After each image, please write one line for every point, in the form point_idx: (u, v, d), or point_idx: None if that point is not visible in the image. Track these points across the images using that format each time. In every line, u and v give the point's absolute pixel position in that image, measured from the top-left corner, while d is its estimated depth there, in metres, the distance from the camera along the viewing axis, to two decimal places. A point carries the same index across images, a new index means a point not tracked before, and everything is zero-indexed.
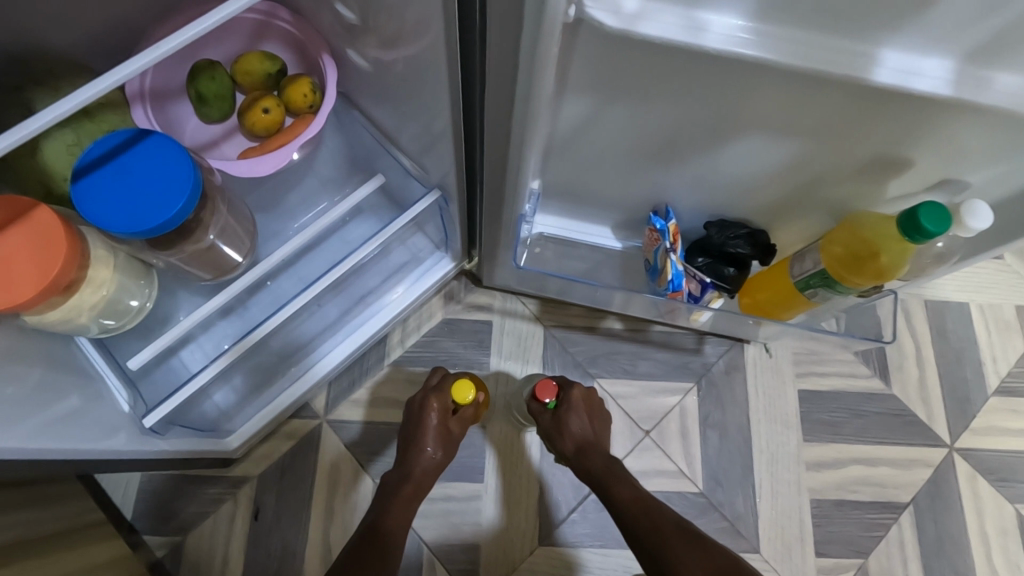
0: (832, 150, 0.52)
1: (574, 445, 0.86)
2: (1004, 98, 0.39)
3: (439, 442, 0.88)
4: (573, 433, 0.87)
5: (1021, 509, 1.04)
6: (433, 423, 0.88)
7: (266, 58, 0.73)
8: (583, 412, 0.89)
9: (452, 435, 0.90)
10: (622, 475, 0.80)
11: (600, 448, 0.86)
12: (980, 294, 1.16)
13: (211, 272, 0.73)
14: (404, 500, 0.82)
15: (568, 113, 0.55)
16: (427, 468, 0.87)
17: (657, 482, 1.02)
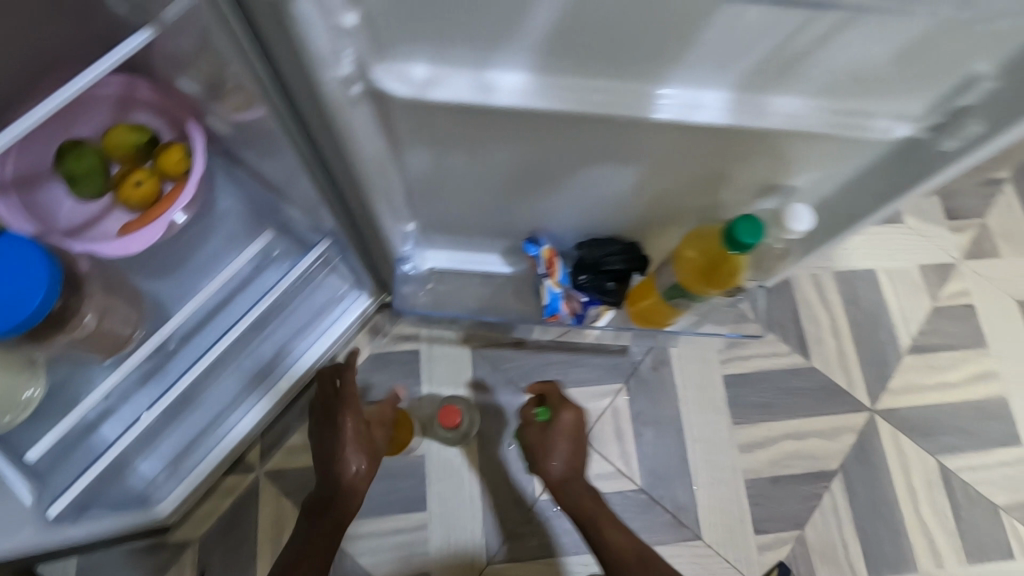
0: (671, 168, 0.54)
1: (560, 472, 0.87)
2: (779, 121, 0.42)
3: (360, 458, 0.84)
4: (559, 459, 0.88)
5: (943, 459, 1.10)
6: (350, 432, 0.85)
7: (132, 130, 0.72)
8: (568, 441, 0.89)
9: (375, 446, 0.88)
10: (607, 514, 0.84)
11: (583, 482, 0.88)
12: (886, 260, 1.21)
13: (105, 351, 0.73)
14: (322, 520, 0.80)
15: (414, 164, 0.56)
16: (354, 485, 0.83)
17: (599, 486, 1.04)
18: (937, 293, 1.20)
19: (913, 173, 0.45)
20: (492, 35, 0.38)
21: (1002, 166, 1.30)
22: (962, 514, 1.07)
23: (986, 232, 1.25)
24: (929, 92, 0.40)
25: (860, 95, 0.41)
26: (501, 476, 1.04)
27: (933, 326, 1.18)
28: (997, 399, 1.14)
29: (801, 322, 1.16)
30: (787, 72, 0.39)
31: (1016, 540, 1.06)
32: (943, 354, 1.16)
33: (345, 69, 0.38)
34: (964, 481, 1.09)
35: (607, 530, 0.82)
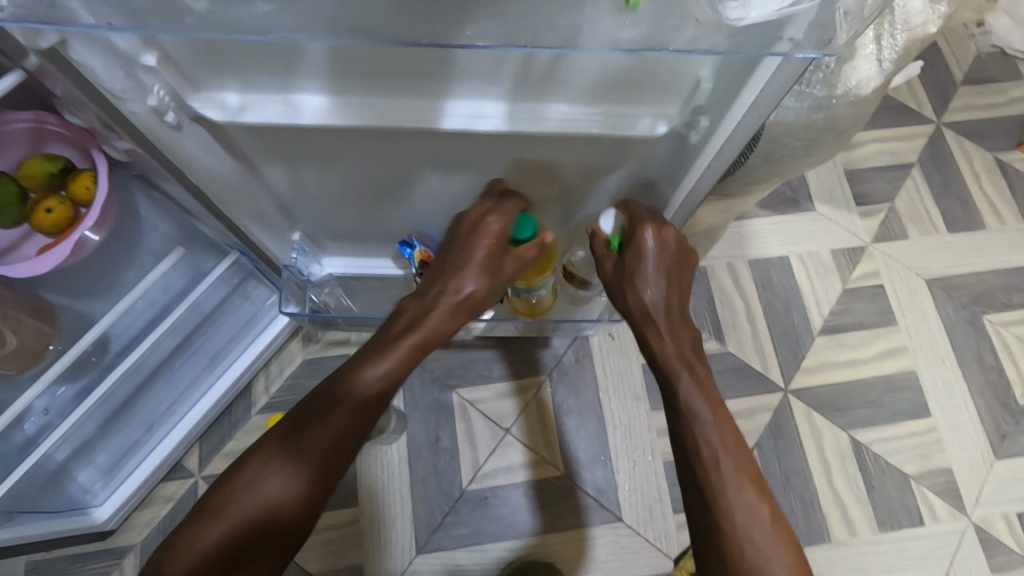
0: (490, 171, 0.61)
1: (647, 312, 0.66)
2: (553, 124, 0.48)
3: (454, 314, 0.64)
4: (640, 300, 0.66)
5: (856, 433, 1.15)
6: (473, 253, 0.64)
7: (46, 160, 0.78)
8: (655, 274, 0.66)
9: (503, 276, 0.66)
10: (689, 364, 0.65)
11: (671, 324, 0.67)
12: (798, 246, 1.27)
13: (20, 364, 0.82)
14: (337, 395, 0.60)
15: (274, 178, 0.63)
16: (433, 326, 0.63)
17: (549, 470, 1.10)
18: (847, 275, 1.26)
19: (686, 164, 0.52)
20: (279, 62, 0.44)
21: (910, 151, 1.36)
22: (873, 484, 1.12)
23: (894, 215, 1.31)
24: (676, 94, 0.47)
25: (616, 98, 0.47)
26: (430, 469, 1.09)
27: (845, 306, 1.23)
28: (907, 372, 1.19)
29: (716, 309, 1.22)
30: (545, 81, 0.45)
31: (927, 506, 1.11)
32: (855, 332, 1.22)
33: (153, 100, 0.45)
34: (876, 452, 1.14)
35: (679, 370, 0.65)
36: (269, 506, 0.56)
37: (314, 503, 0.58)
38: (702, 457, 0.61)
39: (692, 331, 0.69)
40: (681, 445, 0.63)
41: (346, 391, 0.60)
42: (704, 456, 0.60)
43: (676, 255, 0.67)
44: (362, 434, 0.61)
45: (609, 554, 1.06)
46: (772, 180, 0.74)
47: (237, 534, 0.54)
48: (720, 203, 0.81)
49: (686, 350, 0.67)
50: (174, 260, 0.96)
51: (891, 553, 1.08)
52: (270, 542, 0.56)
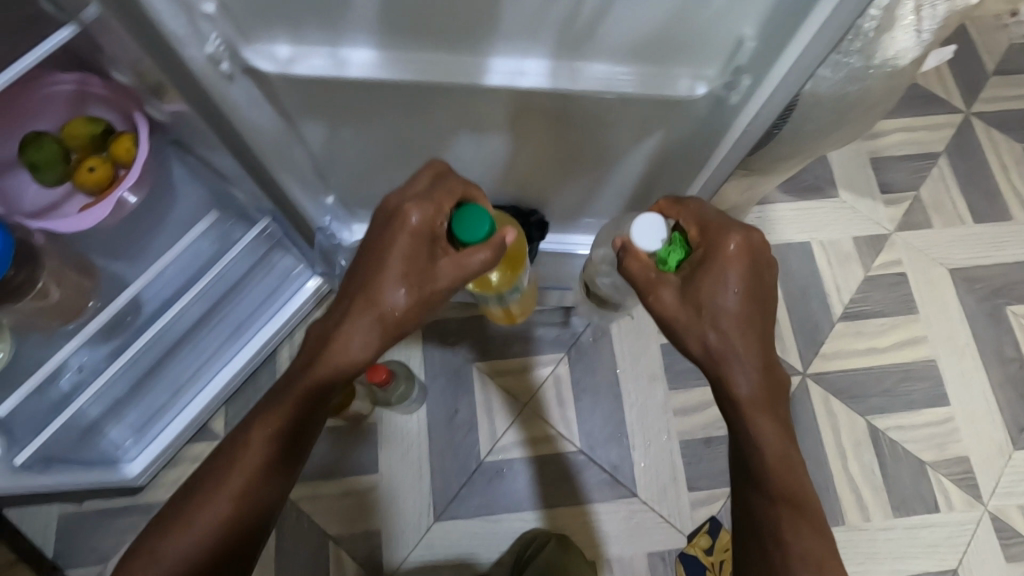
0: (525, 138, 0.63)
1: (718, 345, 0.61)
2: (592, 83, 0.49)
3: (370, 329, 0.61)
4: (711, 331, 0.61)
5: (872, 420, 1.15)
6: (396, 258, 0.60)
7: (89, 122, 0.81)
8: (734, 291, 0.61)
9: (429, 271, 0.61)
10: (772, 415, 0.60)
11: (755, 367, 0.61)
12: (820, 232, 1.27)
13: (60, 317, 0.84)
14: (268, 410, 0.60)
15: (314, 138, 0.64)
16: (353, 337, 0.61)
17: (545, 448, 1.11)
18: (870, 263, 1.25)
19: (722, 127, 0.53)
20: (331, 14, 0.45)
21: (937, 140, 1.35)
22: (888, 471, 1.12)
23: (918, 204, 1.30)
24: (716, 55, 0.47)
25: (657, 58, 0.48)
26: (448, 440, 1.11)
27: (865, 294, 1.23)
28: (927, 361, 1.19)
29: None
30: (589, 39, 0.46)
31: (941, 494, 1.11)
32: (874, 320, 1.21)
33: (209, 48, 0.47)
34: (892, 439, 1.14)
35: (760, 421, 0.60)
36: (219, 521, 0.57)
37: (260, 511, 0.59)
38: (776, 512, 0.59)
39: (777, 375, 0.62)
40: (758, 501, 0.61)
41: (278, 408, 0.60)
42: (772, 515, 0.59)
43: (753, 282, 0.62)
44: (294, 441, 0.60)
45: (622, 529, 1.08)
46: (801, 156, 0.74)
47: (194, 553, 0.56)
48: (747, 180, 0.81)
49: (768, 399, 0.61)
50: (210, 224, 0.98)
51: (903, 539, 1.09)
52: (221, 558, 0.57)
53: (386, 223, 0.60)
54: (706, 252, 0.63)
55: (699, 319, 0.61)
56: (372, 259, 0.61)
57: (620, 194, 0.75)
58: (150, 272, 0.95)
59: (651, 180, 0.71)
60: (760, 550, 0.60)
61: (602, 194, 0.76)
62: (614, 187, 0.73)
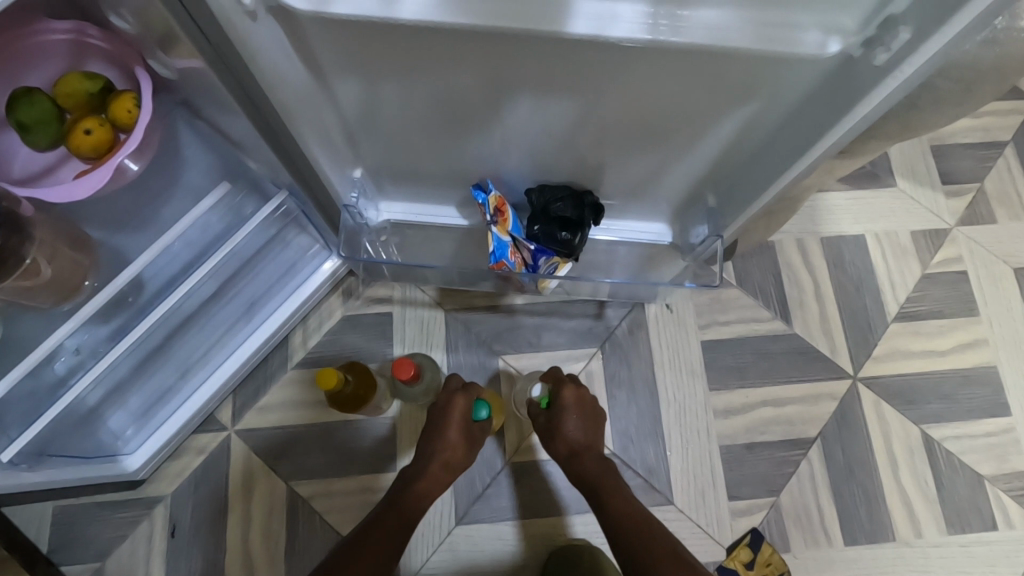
0: (593, 104, 0.53)
1: (569, 449, 0.88)
2: (700, 34, 0.40)
3: (441, 475, 0.85)
4: (567, 438, 0.89)
5: (927, 428, 1.07)
6: (454, 431, 0.87)
7: (87, 78, 0.71)
8: (574, 413, 0.90)
9: (473, 437, 0.90)
10: (616, 484, 0.84)
11: (593, 456, 0.88)
12: (875, 224, 1.17)
13: (56, 296, 0.76)
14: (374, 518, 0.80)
15: (346, 97, 0.55)
16: (429, 484, 0.84)
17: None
18: (929, 259, 1.16)
19: (846, 95, 0.44)
20: None
21: (1004, 128, 1.24)
22: (944, 484, 1.05)
23: (983, 197, 1.20)
24: (863, 1, 0.38)
25: (787, 3, 0.39)
26: None
27: (922, 292, 1.14)
28: (987, 367, 1.11)
29: (784, 287, 1.13)
30: None
31: (999, 510, 1.04)
32: (932, 321, 1.12)
33: None
34: (948, 450, 1.06)
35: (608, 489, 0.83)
36: None
37: None
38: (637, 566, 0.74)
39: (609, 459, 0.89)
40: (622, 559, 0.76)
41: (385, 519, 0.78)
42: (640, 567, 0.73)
43: (587, 405, 0.92)
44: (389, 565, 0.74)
45: None
46: (900, 136, 0.64)
47: None
48: (828, 163, 0.72)
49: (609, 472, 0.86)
50: (221, 196, 0.89)
51: (958, 557, 1.01)
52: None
53: (442, 409, 0.88)
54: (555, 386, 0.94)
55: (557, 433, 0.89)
56: (436, 434, 0.87)
57: (688, 174, 0.66)
58: (154, 249, 0.86)
59: (728, 160, 0.62)
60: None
61: (667, 174, 0.67)
62: (684, 165, 0.64)
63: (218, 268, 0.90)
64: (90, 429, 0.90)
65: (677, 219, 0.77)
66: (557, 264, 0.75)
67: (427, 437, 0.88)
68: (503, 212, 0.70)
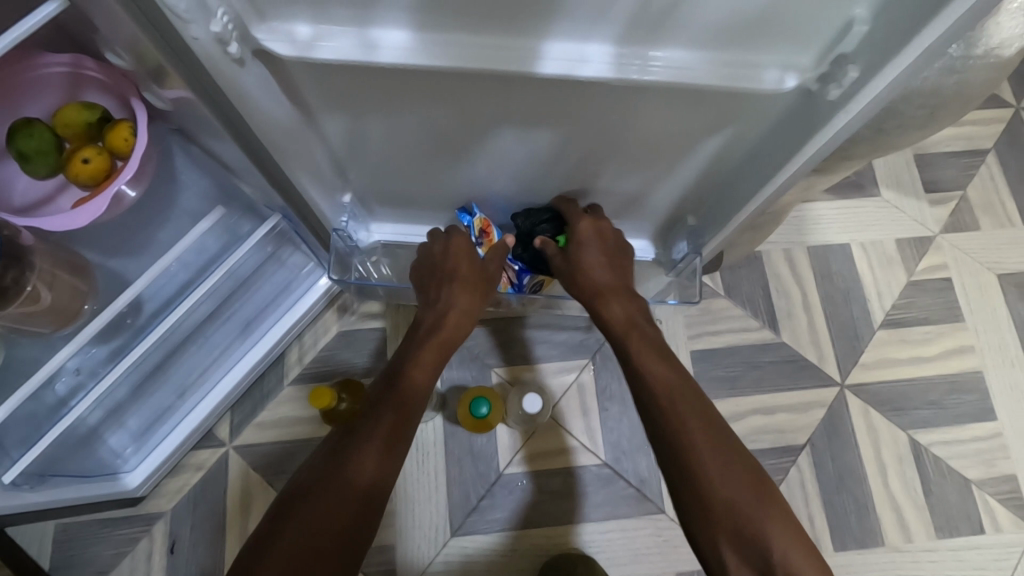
0: (572, 132, 0.55)
1: (593, 288, 0.70)
2: (665, 74, 0.42)
3: (437, 352, 0.67)
4: (592, 275, 0.70)
5: (914, 434, 1.09)
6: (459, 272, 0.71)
7: (84, 108, 0.73)
8: (606, 264, 0.71)
9: (488, 277, 0.73)
10: (644, 330, 0.68)
11: (617, 297, 0.70)
12: (862, 233, 1.19)
13: (55, 322, 0.78)
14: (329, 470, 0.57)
15: (333, 129, 0.58)
16: (434, 350, 0.67)
17: (559, 461, 1.05)
18: (914, 267, 1.18)
19: (809, 126, 0.46)
20: None
21: (986, 136, 1.26)
22: (932, 490, 1.06)
23: (966, 205, 1.22)
24: (817, 38, 0.40)
25: (744, 45, 0.41)
26: (466, 450, 1.05)
27: (909, 300, 1.16)
28: (973, 373, 1.12)
29: (772, 297, 1.15)
30: (668, 21, 0.39)
31: (988, 514, 1.05)
32: (918, 328, 1.14)
33: (217, 27, 0.40)
34: (936, 456, 1.08)
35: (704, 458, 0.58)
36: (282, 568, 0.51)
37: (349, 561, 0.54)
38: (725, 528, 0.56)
39: (623, 264, 0.73)
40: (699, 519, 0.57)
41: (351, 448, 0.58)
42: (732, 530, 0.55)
43: (615, 242, 0.73)
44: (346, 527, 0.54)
45: (650, 547, 1.02)
46: (872, 154, 0.66)
47: None
48: (805, 180, 0.74)
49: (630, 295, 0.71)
50: (215, 220, 0.91)
51: (948, 561, 1.03)
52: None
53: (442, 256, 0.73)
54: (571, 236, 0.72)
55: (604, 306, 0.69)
56: (437, 298, 0.72)
57: (669, 195, 0.68)
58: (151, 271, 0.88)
59: (706, 181, 0.64)
60: (713, 552, 0.56)
61: (648, 195, 0.69)
62: (664, 187, 0.66)
63: (214, 288, 0.92)
64: (90, 449, 0.91)
65: (660, 236, 0.79)
66: (542, 283, 0.80)
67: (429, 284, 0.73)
68: (489, 232, 0.76)
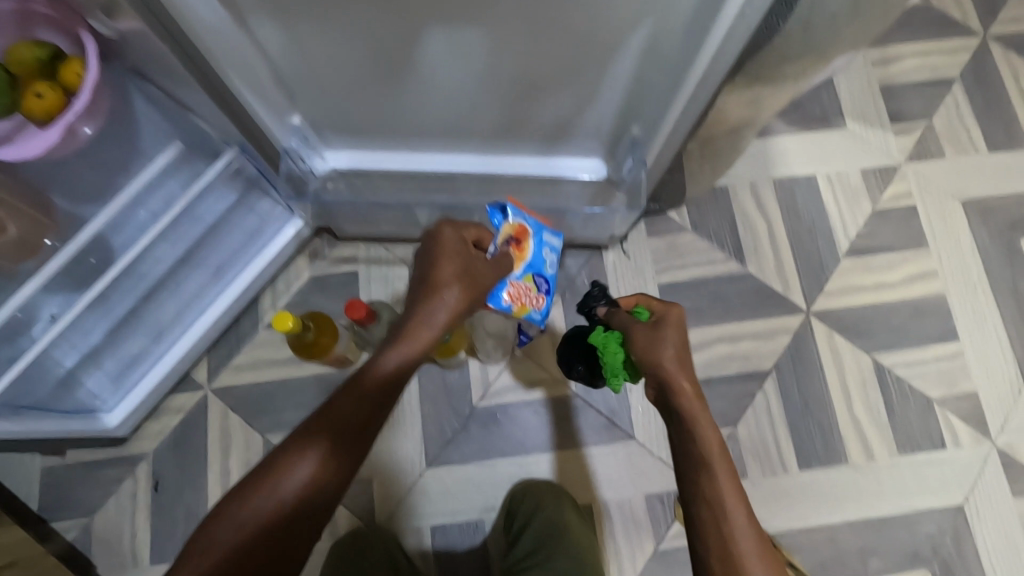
0: (501, 34, 0.57)
1: (683, 383, 0.60)
2: None
3: (410, 352, 0.63)
4: (677, 366, 0.60)
5: (878, 357, 1.11)
6: (445, 269, 0.65)
7: (34, 46, 0.75)
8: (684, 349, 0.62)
9: (481, 276, 0.66)
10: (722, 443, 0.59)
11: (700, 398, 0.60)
12: (826, 165, 1.21)
13: (18, 254, 0.79)
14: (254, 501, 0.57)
15: (271, 41, 0.59)
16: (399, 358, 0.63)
17: (554, 390, 1.08)
18: (878, 196, 1.19)
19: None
20: None
21: (951, 66, 1.27)
22: (894, 409, 1.09)
23: (931, 134, 1.23)
24: None
25: None
26: (439, 387, 1.07)
27: (873, 229, 1.18)
28: (936, 297, 1.14)
29: (737, 230, 1.16)
30: None
31: (948, 431, 1.08)
32: (880, 256, 1.16)
33: None
34: (898, 377, 1.11)
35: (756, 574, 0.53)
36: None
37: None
38: None
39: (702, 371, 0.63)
40: None
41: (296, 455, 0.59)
42: None
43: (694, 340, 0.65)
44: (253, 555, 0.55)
45: (620, 473, 1.05)
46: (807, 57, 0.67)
47: None
48: (748, 91, 0.75)
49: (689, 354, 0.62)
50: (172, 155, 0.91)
51: (908, 476, 1.06)
52: None
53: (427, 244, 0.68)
54: (659, 318, 0.65)
55: (680, 392, 0.60)
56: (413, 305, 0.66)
57: (611, 105, 0.70)
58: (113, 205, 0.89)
59: (641, 84, 0.65)
60: None
61: (590, 107, 0.70)
62: (603, 94, 0.68)
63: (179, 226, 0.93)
64: (68, 391, 0.93)
65: (611, 156, 0.81)
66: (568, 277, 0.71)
67: (416, 283, 0.67)
68: (518, 239, 0.72)
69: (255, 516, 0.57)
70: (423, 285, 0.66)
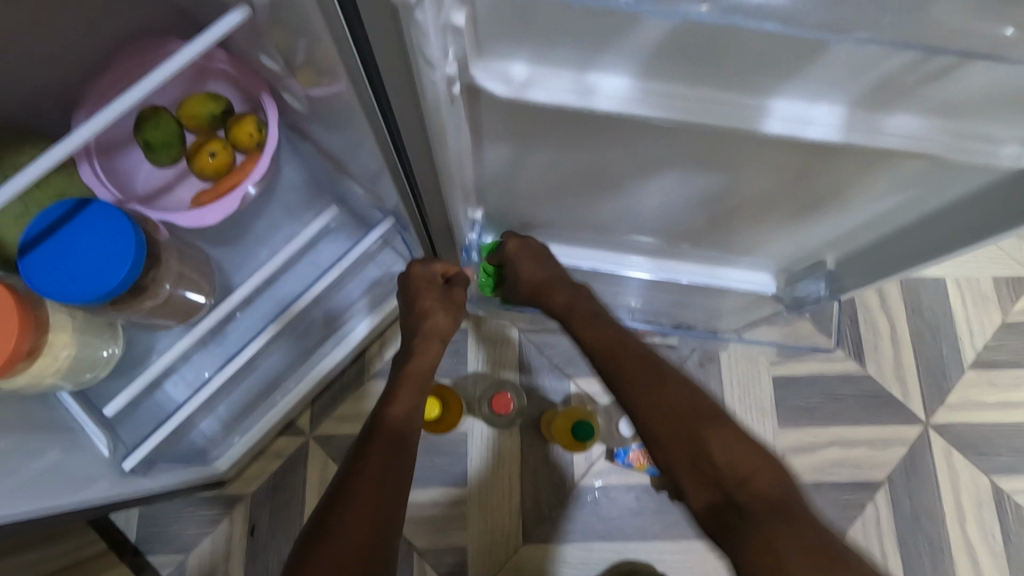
0: (743, 173, 0.54)
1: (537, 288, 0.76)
2: (896, 140, 0.40)
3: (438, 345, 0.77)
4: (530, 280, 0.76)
5: (997, 480, 1.06)
6: (426, 304, 0.78)
7: (209, 100, 0.72)
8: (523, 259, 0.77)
9: (455, 302, 0.80)
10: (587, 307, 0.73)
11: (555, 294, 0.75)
12: (955, 268, 1.15)
13: (176, 318, 0.77)
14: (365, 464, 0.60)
15: (494, 155, 0.56)
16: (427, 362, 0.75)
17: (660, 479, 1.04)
18: (1009, 308, 1.14)
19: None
20: (599, 38, 0.36)
21: None
22: (1010, 537, 1.04)
23: None
24: None
25: (983, 117, 0.39)
26: (541, 460, 1.05)
27: (1002, 342, 1.12)
28: None
29: (858, 327, 1.12)
30: (914, 89, 0.38)
31: None
32: (1008, 372, 1.11)
33: (450, 71, 0.37)
34: (1018, 504, 1.05)
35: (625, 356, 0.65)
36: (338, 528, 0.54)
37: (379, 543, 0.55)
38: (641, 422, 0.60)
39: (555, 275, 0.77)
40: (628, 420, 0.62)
41: (371, 448, 0.63)
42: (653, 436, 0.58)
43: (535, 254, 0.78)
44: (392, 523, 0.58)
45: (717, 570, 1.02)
46: None
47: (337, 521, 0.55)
48: None
49: (587, 297, 0.75)
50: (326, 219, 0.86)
51: None
52: (372, 527, 0.55)
53: (404, 285, 0.80)
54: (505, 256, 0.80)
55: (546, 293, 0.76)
56: (410, 336, 0.77)
57: (824, 234, 0.66)
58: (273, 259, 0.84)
59: (870, 228, 0.62)
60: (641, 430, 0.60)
61: (789, 234, 0.68)
62: (813, 228, 0.65)
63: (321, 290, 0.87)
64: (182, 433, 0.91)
65: (785, 270, 0.79)
66: None
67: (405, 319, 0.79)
68: None
69: (359, 517, 0.55)
70: (409, 318, 0.78)
